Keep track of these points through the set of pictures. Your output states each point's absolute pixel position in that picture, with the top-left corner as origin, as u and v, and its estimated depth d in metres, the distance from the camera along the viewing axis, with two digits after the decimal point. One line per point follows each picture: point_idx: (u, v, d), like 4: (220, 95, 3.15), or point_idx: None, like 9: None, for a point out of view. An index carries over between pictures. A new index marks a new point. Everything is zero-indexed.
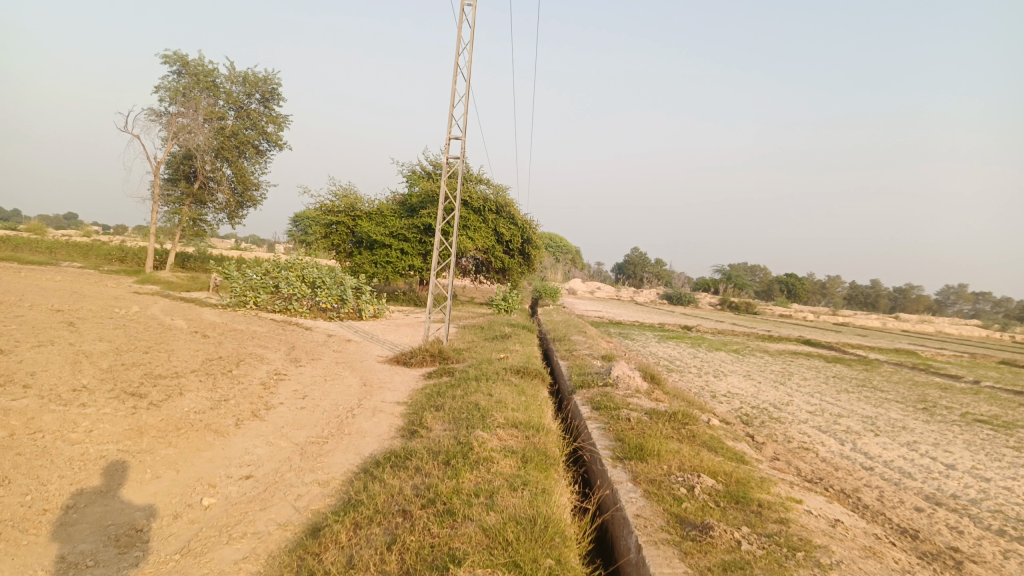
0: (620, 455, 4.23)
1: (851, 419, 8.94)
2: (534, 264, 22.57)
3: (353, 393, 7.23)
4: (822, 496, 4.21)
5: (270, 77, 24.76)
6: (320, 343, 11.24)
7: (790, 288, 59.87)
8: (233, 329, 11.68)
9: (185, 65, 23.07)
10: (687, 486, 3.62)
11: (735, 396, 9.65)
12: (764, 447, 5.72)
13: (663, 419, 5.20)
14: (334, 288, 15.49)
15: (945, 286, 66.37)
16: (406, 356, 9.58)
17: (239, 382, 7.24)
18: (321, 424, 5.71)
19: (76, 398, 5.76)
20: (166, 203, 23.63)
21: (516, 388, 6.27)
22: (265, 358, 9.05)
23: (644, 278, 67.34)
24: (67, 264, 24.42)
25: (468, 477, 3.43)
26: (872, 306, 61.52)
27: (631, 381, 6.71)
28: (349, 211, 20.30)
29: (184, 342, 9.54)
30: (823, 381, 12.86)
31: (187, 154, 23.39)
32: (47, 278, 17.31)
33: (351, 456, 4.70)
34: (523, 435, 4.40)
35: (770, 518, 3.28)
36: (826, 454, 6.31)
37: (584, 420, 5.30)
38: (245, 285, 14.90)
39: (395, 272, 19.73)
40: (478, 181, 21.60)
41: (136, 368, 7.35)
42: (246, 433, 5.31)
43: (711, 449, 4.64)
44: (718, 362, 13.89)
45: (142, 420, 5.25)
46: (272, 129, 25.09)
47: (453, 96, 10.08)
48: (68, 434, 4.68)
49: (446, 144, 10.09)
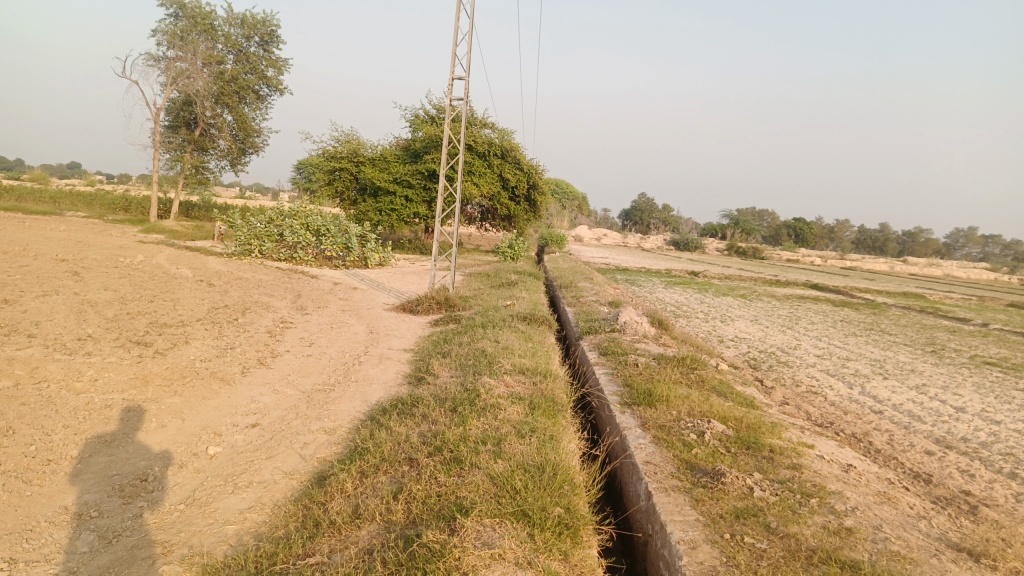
0: (628, 401, 4.18)
1: (859, 363, 8.90)
2: (540, 210, 22.33)
3: (359, 340, 7.20)
4: (833, 441, 4.17)
5: (269, 19, 24.13)
6: (326, 290, 11.21)
7: (797, 232, 59.44)
8: (238, 277, 11.64)
9: (181, 7, 22.50)
10: (698, 432, 3.57)
11: (743, 340, 9.62)
12: (773, 392, 5.67)
13: (672, 364, 5.15)
14: (339, 236, 15.27)
15: (955, 230, 65.77)
16: (412, 303, 9.54)
17: (245, 330, 7.22)
18: (327, 372, 5.69)
19: (81, 347, 5.74)
20: (168, 151, 23.43)
21: (523, 334, 6.22)
22: (271, 306, 9.02)
23: (651, 224, 66.92)
24: (71, 214, 24.35)
25: (476, 424, 3.38)
26: (880, 250, 61.15)
27: (639, 327, 6.64)
28: (352, 157, 20.03)
29: (190, 291, 9.51)
30: (830, 325, 12.81)
31: (187, 100, 23.04)
32: (51, 228, 17.27)
33: (357, 404, 4.68)
34: (530, 381, 4.35)
35: (782, 464, 3.23)
36: (835, 398, 6.28)
37: (592, 365, 5.25)
38: (249, 233, 14.92)
39: (400, 219, 19.59)
40: (483, 125, 21.24)
41: (142, 317, 7.33)
42: (252, 381, 5.29)
43: (721, 394, 4.58)
44: (725, 307, 13.83)
45: (148, 368, 5.23)
46: (272, 73, 24.60)
47: (456, 35, 9.79)
48: (73, 384, 4.67)
49: (449, 85, 9.83)
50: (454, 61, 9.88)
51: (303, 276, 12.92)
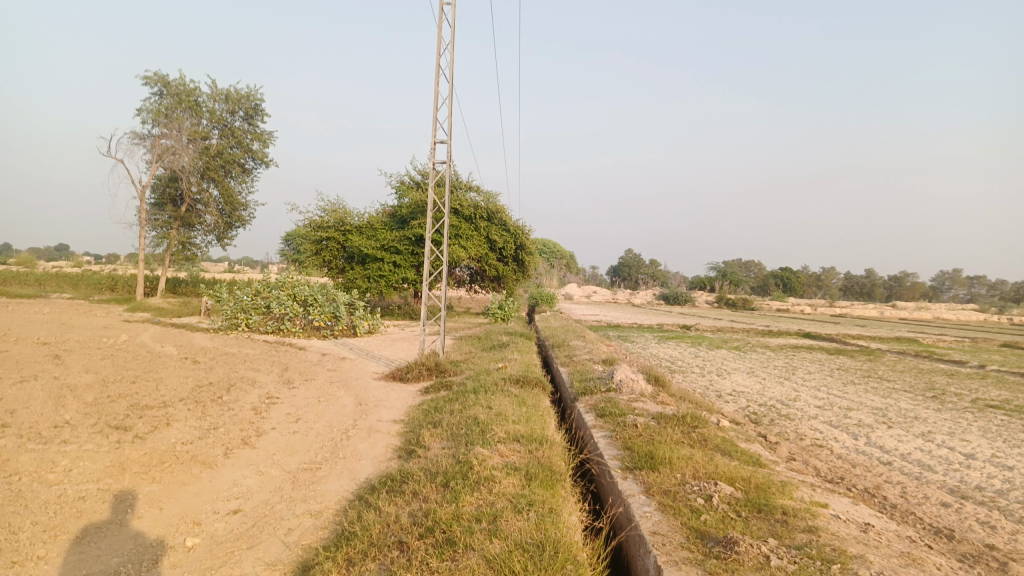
0: (630, 465, 3.98)
1: (861, 412, 8.72)
2: (529, 270, 22.31)
3: (348, 413, 6.97)
4: (846, 498, 3.96)
5: (253, 94, 24.55)
6: (315, 362, 10.99)
7: (785, 282, 59.87)
8: (224, 352, 11.41)
9: (165, 85, 22.85)
10: (705, 496, 3.38)
11: (741, 394, 9.43)
12: (778, 447, 5.47)
13: (672, 423, 4.96)
14: (327, 305, 15.13)
15: (939, 273, 66.47)
16: (402, 371, 9.33)
17: (230, 408, 6.98)
18: (314, 449, 5.45)
19: (57, 435, 5.49)
20: (154, 227, 23.38)
21: (517, 399, 6.02)
22: (257, 381, 8.78)
23: (639, 280, 67.25)
24: (56, 295, 24.13)
25: (469, 501, 3.18)
26: (868, 296, 61.58)
27: (635, 385, 6.47)
28: (338, 226, 20.07)
29: (174, 369, 9.27)
30: (828, 374, 12.63)
31: (173, 176, 23.21)
32: (35, 311, 17.05)
33: (346, 482, 4.45)
34: (526, 449, 4.15)
35: (798, 527, 3.03)
36: (841, 450, 6.09)
37: (590, 429, 5.06)
38: (236, 306, 14.85)
39: (388, 285, 19.50)
40: (467, 189, 21.43)
41: (123, 400, 7.09)
42: (236, 463, 5.05)
43: (725, 453, 4.39)
44: (720, 361, 13.67)
45: (125, 455, 4.98)
46: (257, 146, 24.87)
47: (437, 100, 9.92)
48: (46, 475, 4.42)
49: (432, 149, 9.89)
50: (436, 126, 9.98)
51: (291, 348, 12.71)
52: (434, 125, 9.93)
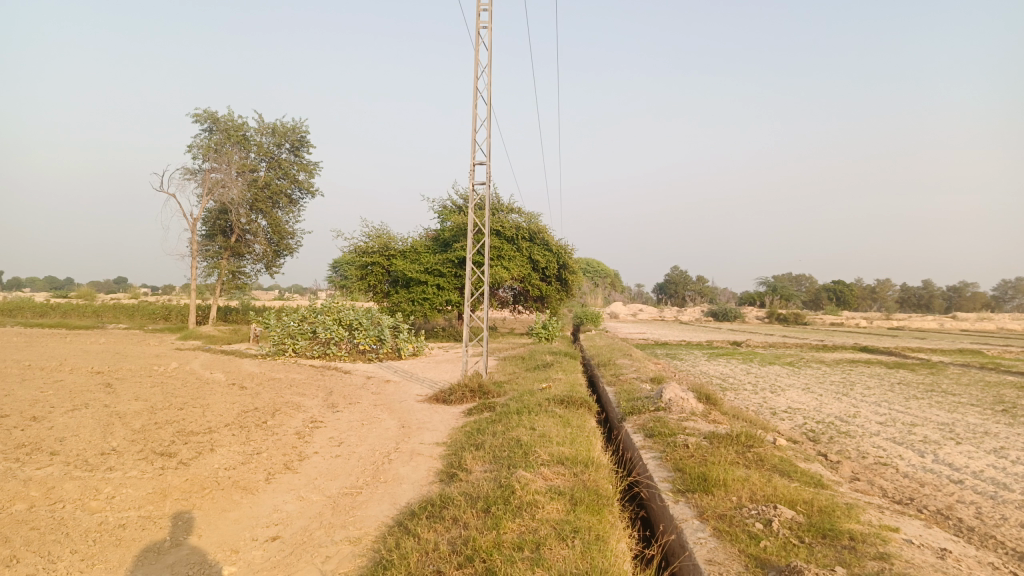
0: (681, 488, 3.77)
1: (927, 427, 8.26)
2: (573, 289, 22.11)
3: (390, 436, 6.88)
4: (918, 521, 3.66)
5: (298, 125, 25.06)
6: (359, 386, 10.99)
7: (838, 295, 58.24)
8: (271, 378, 11.49)
9: (215, 121, 23.50)
10: (764, 520, 3.15)
11: (797, 411, 9.04)
12: (840, 467, 5.16)
13: (725, 442, 4.72)
14: (372, 328, 15.17)
15: (1001, 282, 63.87)
16: (445, 393, 9.22)
17: (274, 433, 6.96)
18: (356, 473, 5.36)
19: (103, 462, 5.52)
20: (205, 258, 24.02)
21: (561, 419, 5.83)
22: (302, 405, 8.78)
23: (686, 297, 66.28)
24: (113, 326, 24.85)
25: (511, 527, 3.01)
26: (927, 308, 59.46)
27: (685, 404, 6.23)
28: (383, 250, 20.25)
29: (220, 395, 9.34)
30: (888, 389, 12.08)
31: (222, 208, 23.78)
32: (93, 341, 17.55)
33: (386, 507, 4.34)
34: (570, 472, 3.97)
35: (867, 554, 2.78)
36: (908, 469, 5.72)
37: (638, 449, 4.85)
38: (282, 332, 15.03)
39: (433, 307, 19.51)
40: (509, 210, 21.41)
41: (169, 426, 7.13)
42: (277, 488, 4.98)
43: (783, 473, 4.13)
44: (774, 377, 13.22)
45: (167, 481, 4.96)
46: (303, 176, 25.33)
47: (475, 121, 9.89)
48: (89, 502, 4.42)
49: (471, 170, 9.84)
50: (474, 147, 9.94)
51: (336, 372, 12.75)
52: (473, 146, 9.89)
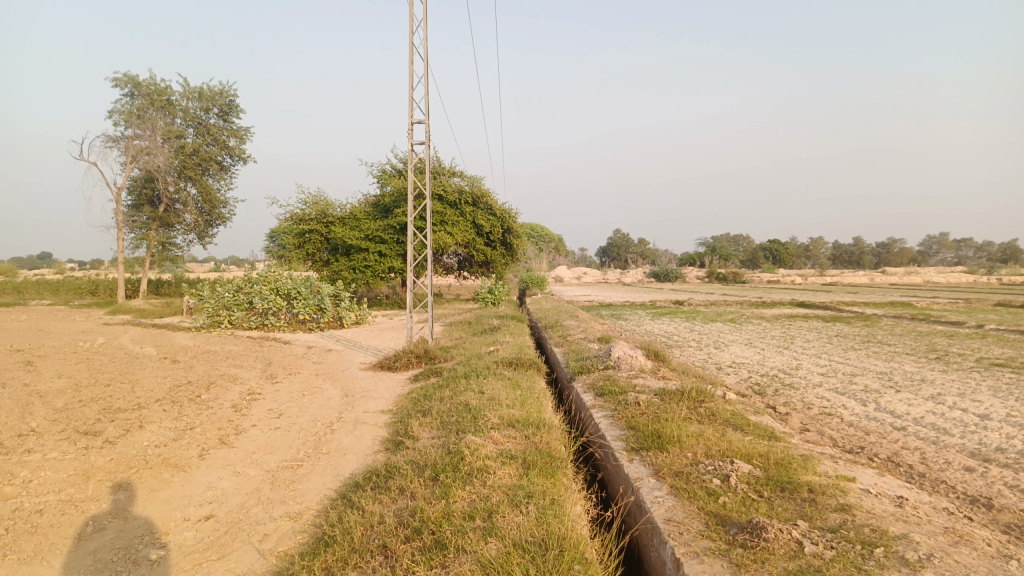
0: (635, 446, 3.66)
1: (866, 377, 8.47)
2: (518, 254, 21.96)
3: (333, 406, 6.62)
4: (871, 469, 3.65)
5: (227, 89, 23.92)
6: (300, 356, 10.66)
7: (774, 254, 59.75)
8: (206, 351, 11.03)
9: (136, 85, 22.24)
10: (721, 476, 3.06)
11: (741, 365, 9.15)
12: (789, 419, 5.16)
13: (677, 399, 4.64)
14: (312, 298, 14.74)
15: (926, 238, 66.63)
16: (390, 360, 8.98)
17: (209, 407, 6.62)
18: (296, 445, 5.12)
19: (19, 444, 5.12)
20: (133, 229, 22.84)
21: (510, 382, 5.69)
22: (239, 378, 8.42)
23: (628, 259, 67.10)
24: (35, 302, 23.56)
25: (461, 495, 2.84)
26: (857, 264, 61.70)
27: (634, 361, 6.16)
28: (321, 218, 19.65)
29: (151, 370, 8.88)
30: (827, 342, 12.39)
31: (148, 176, 22.62)
32: (13, 319, 16.60)
33: (328, 480, 4.12)
34: (521, 435, 3.80)
35: (828, 506, 2.71)
36: (852, 418, 5.80)
37: (589, 409, 4.73)
38: (217, 304, 14.37)
39: (375, 275, 19.11)
40: (451, 173, 21.02)
41: (95, 404, 6.70)
42: (212, 464, 4.70)
43: (736, 427, 4.07)
44: (717, 334, 13.42)
45: (90, 462, 4.61)
46: (234, 142, 24.27)
47: (411, 78, 9.49)
48: (2, 488, 4.06)
49: (410, 130, 9.48)
50: (412, 106, 9.56)
51: (276, 343, 12.35)
52: (410, 105, 9.50)
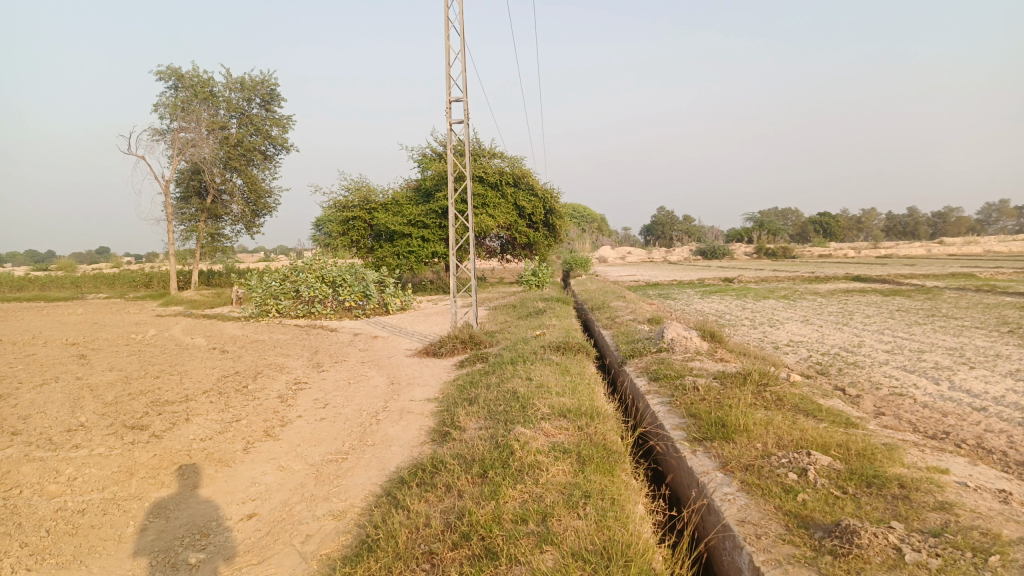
0: (698, 436, 3.39)
1: (935, 353, 7.98)
2: (561, 234, 21.63)
3: (378, 395, 6.49)
4: (962, 458, 3.31)
5: (267, 79, 24.03)
6: (346, 343, 10.60)
7: (824, 227, 58.00)
8: (254, 340, 11.07)
9: (179, 78, 22.47)
10: (798, 470, 2.78)
11: (800, 344, 8.75)
12: (861, 402, 4.81)
13: (738, 383, 4.34)
14: (357, 284, 14.71)
15: (986, 206, 63.88)
16: (435, 346, 8.84)
17: (255, 398, 6.55)
18: (341, 437, 4.98)
19: (68, 440, 5.09)
20: (182, 222, 23.27)
21: (559, 367, 5.44)
22: (285, 367, 8.36)
23: (673, 237, 66.03)
24: (93, 296, 24.22)
25: (513, 495, 2.62)
26: (912, 235, 59.58)
27: (689, 343, 5.84)
28: (364, 204, 19.62)
29: (200, 361, 8.92)
30: (888, 317, 11.84)
31: (195, 168, 22.93)
32: (71, 312, 17.03)
33: (373, 474, 3.96)
34: (574, 426, 3.55)
35: (925, 505, 2.41)
36: (926, 399, 5.41)
37: (644, 396, 4.45)
38: (264, 292, 14.46)
39: (419, 260, 19.05)
40: (491, 155, 20.75)
41: (144, 397, 6.70)
42: (256, 458, 4.59)
43: (807, 413, 3.76)
44: (771, 311, 12.94)
45: (135, 458, 4.54)
46: (277, 131, 24.42)
47: (448, 54, 9.26)
48: (48, 486, 4.01)
49: (448, 109, 9.25)
50: (450, 83, 9.31)
51: (323, 331, 12.34)
52: (448, 83, 9.26)
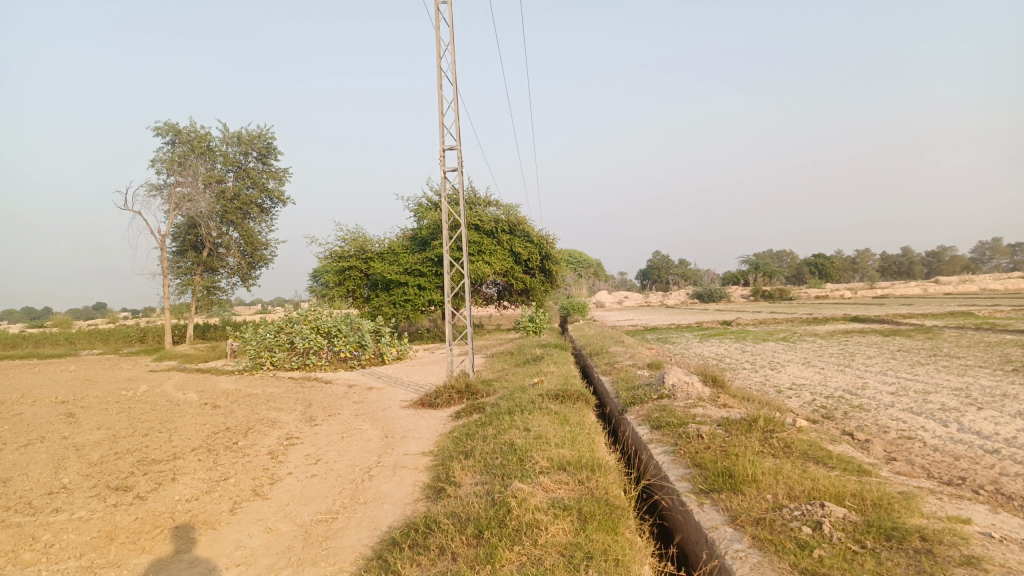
0: (704, 488, 3.24)
1: (942, 394, 7.83)
2: (558, 280, 21.58)
3: (372, 449, 6.30)
4: (982, 505, 3.14)
5: (264, 133, 24.27)
6: (341, 395, 10.41)
7: (820, 268, 58.16)
8: (247, 394, 10.88)
9: (177, 134, 22.68)
10: (812, 523, 2.63)
11: (803, 386, 8.58)
12: (871, 447, 4.64)
13: (743, 429, 4.19)
14: (352, 334, 14.60)
15: (979, 244, 64.26)
16: (431, 396, 8.66)
17: (245, 455, 6.36)
18: (333, 494, 4.79)
19: (48, 503, 4.89)
20: (177, 275, 23.22)
21: (558, 417, 5.28)
22: (278, 421, 8.17)
23: (670, 281, 66.15)
24: (86, 351, 23.99)
25: (510, 558, 2.46)
26: (908, 275, 59.76)
27: (690, 389, 5.70)
28: (359, 254, 19.59)
29: (191, 417, 8.71)
30: (890, 357, 11.69)
31: (191, 222, 22.97)
32: (63, 369, 16.81)
33: (364, 535, 3.78)
34: (575, 479, 3.39)
35: (950, 560, 2.26)
36: (936, 442, 5.24)
37: (647, 445, 4.29)
38: (259, 345, 14.32)
39: (415, 309, 18.94)
40: (486, 203, 20.83)
41: (131, 455, 6.49)
42: (243, 519, 4.39)
43: (818, 461, 3.60)
44: (771, 353, 12.80)
45: (116, 522, 4.34)
46: (273, 184, 24.56)
47: (441, 103, 9.32)
48: (22, 554, 3.81)
49: (442, 157, 9.26)
50: (443, 132, 9.35)
51: (317, 383, 12.14)
52: (441, 132, 9.30)
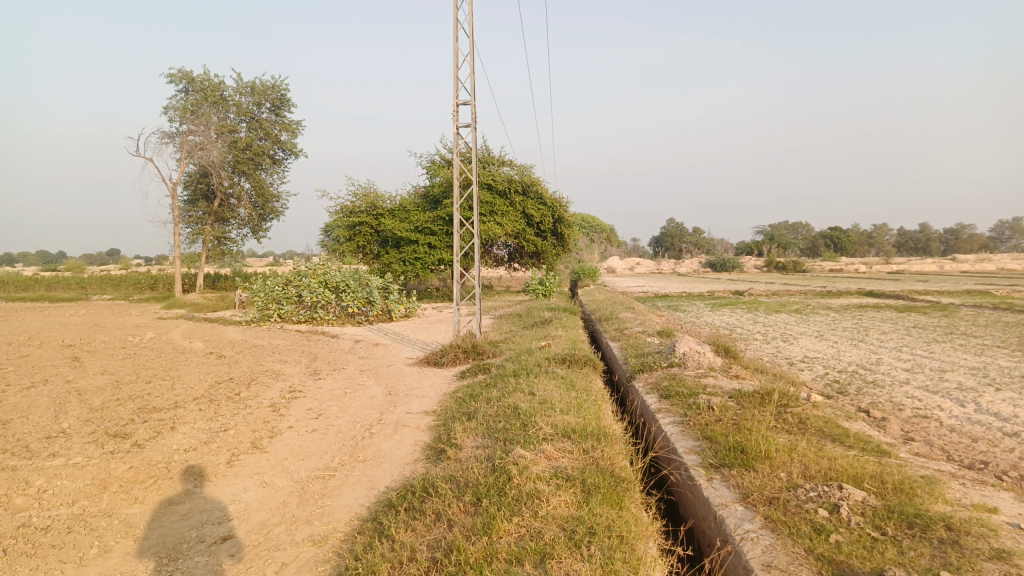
0: (715, 462, 3.10)
1: (958, 373, 7.63)
2: (570, 243, 21.35)
3: (374, 406, 6.20)
4: (1007, 493, 2.98)
5: (278, 83, 23.91)
6: (346, 350, 10.33)
7: (835, 241, 57.49)
8: (253, 345, 10.82)
9: (190, 81, 22.38)
10: (829, 506, 2.48)
11: (815, 360, 8.41)
12: (888, 426, 4.48)
13: (756, 403, 4.04)
14: (360, 291, 14.38)
15: (1000, 223, 63.19)
16: (437, 355, 8.56)
17: (246, 406, 6.29)
18: (332, 451, 4.70)
19: (45, 448, 4.82)
20: (189, 224, 23.12)
21: (564, 382, 5.14)
22: (281, 374, 8.10)
23: (682, 249, 65.68)
24: (97, 297, 24.06)
25: (508, 529, 2.33)
26: (924, 251, 59.02)
27: (702, 359, 5.54)
28: (370, 210, 19.39)
29: (195, 366, 8.66)
30: (905, 333, 11.47)
31: (203, 172, 22.79)
32: (73, 313, 16.85)
33: (361, 495, 3.68)
34: (579, 448, 3.25)
35: (979, 553, 2.11)
36: (953, 422, 5.07)
37: (655, 416, 4.15)
38: (266, 297, 14.29)
39: (424, 267, 18.81)
40: (500, 162, 20.51)
41: (132, 403, 6.43)
42: (239, 473, 4.30)
43: (834, 439, 3.45)
44: (784, 325, 12.60)
45: (110, 470, 4.26)
46: (286, 136, 24.27)
47: (457, 56, 9.04)
48: (14, 498, 3.74)
49: (455, 111, 9.00)
50: (457, 86, 9.09)
51: (324, 337, 12.07)
52: (456, 85, 9.04)
